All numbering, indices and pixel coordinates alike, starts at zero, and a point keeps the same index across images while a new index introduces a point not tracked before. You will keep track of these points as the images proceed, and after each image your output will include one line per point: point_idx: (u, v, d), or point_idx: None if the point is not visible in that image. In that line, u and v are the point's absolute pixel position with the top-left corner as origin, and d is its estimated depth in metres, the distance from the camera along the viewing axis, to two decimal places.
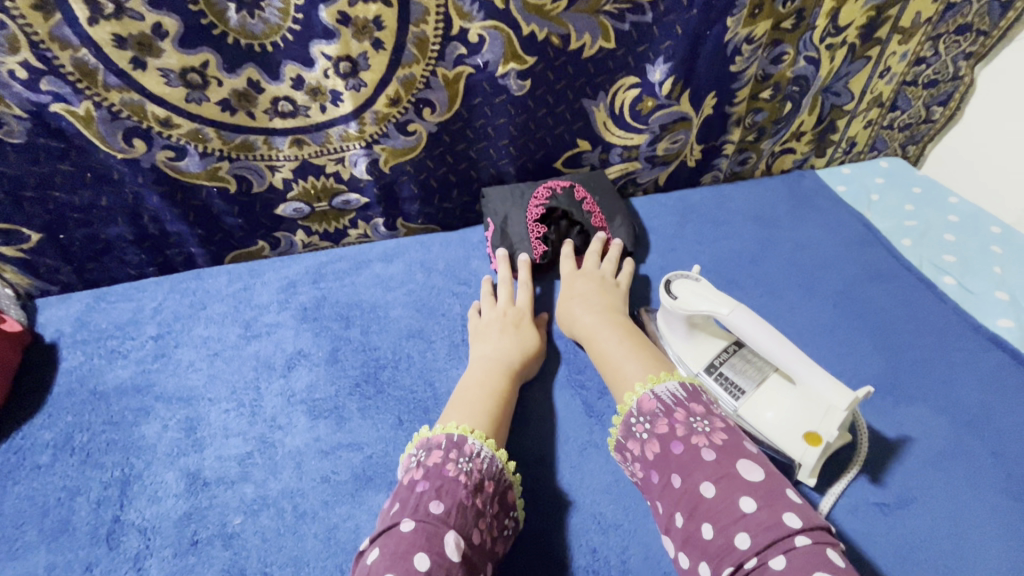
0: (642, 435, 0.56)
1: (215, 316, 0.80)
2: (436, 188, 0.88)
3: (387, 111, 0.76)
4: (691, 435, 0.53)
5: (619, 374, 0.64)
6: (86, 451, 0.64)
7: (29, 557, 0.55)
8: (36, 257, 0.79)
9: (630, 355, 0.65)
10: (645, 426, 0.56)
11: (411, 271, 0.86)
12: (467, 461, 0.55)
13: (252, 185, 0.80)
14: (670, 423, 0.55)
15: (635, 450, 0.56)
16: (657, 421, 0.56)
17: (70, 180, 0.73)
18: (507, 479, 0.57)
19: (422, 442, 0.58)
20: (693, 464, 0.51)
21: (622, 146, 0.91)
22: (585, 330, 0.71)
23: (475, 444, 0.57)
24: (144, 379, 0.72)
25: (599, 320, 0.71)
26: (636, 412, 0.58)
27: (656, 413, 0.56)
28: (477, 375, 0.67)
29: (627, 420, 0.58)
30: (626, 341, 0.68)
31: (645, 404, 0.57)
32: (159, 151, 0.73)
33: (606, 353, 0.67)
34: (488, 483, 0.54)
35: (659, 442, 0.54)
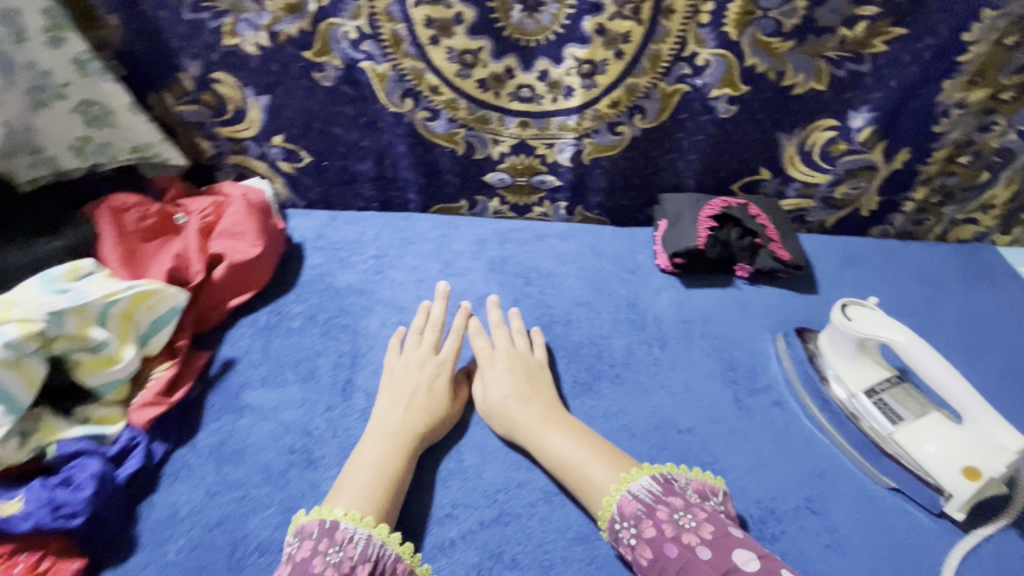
0: (629, 540, 0.56)
1: (421, 251, 0.97)
2: (620, 186, 0.99)
3: (605, 111, 0.88)
4: (680, 535, 0.53)
5: (587, 480, 0.61)
6: (326, 326, 0.81)
7: (286, 389, 0.72)
8: (301, 176, 1.01)
9: (578, 463, 0.62)
10: (631, 531, 0.56)
11: (583, 252, 0.97)
12: (337, 550, 0.53)
13: (475, 152, 0.96)
14: (655, 524, 0.55)
15: (627, 556, 0.56)
16: (641, 524, 0.55)
17: (348, 121, 0.93)
18: (392, 552, 0.55)
19: (305, 528, 0.56)
20: (692, 567, 0.51)
21: (802, 181, 0.96)
22: (527, 429, 0.66)
23: (347, 528, 0.55)
24: (367, 285, 0.89)
25: (536, 411, 0.67)
26: (618, 517, 0.57)
27: (632, 514, 0.56)
28: (390, 458, 0.62)
29: (613, 527, 0.58)
30: (568, 436, 0.64)
31: (626, 507, 0.57)
32: (419, 111, 0.90)
33: (563, 458, 0.63)
34: (360, 567, 0.52)
35: (648, 550, 0.54)
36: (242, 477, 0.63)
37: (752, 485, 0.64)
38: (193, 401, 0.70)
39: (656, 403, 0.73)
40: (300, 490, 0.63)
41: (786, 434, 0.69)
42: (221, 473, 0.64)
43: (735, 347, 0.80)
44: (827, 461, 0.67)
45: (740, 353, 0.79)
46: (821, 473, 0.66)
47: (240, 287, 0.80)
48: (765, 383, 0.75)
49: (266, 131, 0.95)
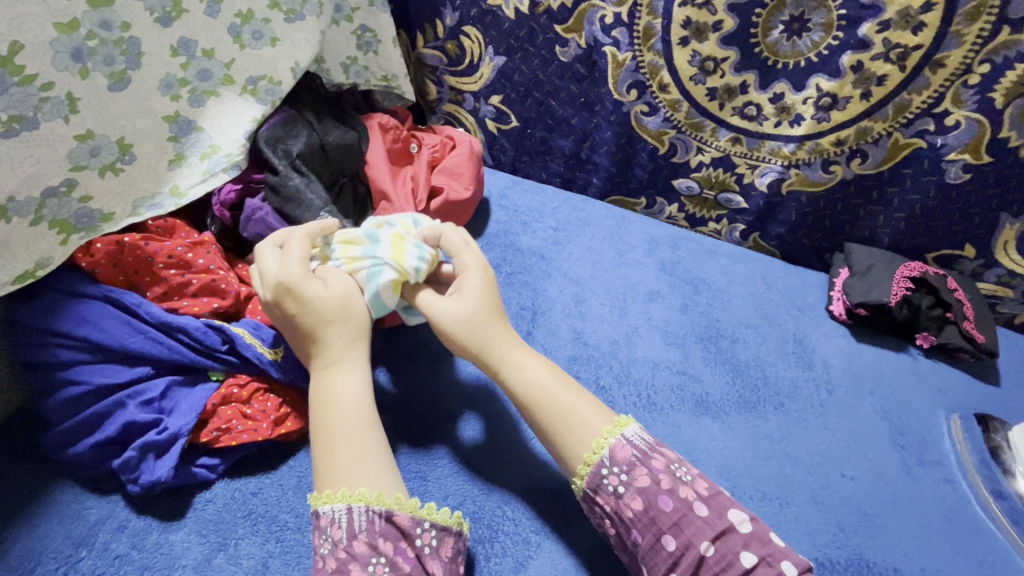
0: (617, 488, 0.55)
1: (597, 235, 1.00)
2: (808, 224, 0.98)
3: (826, 147, 0.88)
4: (677, 487, 0.54)
5: (575, 416, 0.59)
6: (510, 279, 0.87)
7: None
8: (502, 137, 1.07)
9: (543, 396, 0.61)
10: (619, 478, 0.55)
11: (753, 277, 0.97)
12: (325, 539, 0.51)
13: (675, 155, 0.98)
14: (649, 472, 0.55)
15: (609, 505, 0.55)
16: (635, 471, 0.55)
17: (567, 98, 0.98)
18: (380, 509, 0.53)
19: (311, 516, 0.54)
20: (686, 520, 0.52)
21: (1008, 269, 0.91)
22: (497, 357, 0.63)
23: (328, 508, 0.52)
24: (546, 252, 0.94)
25: (503, 337, 0.64)
26: (608, 461, 0.56)
27: (627, 460, 0.55)
28: (353, 416, 0.57)
29: (597, 471, 0.56)
30: (537, 367, 0.63)
31: (619, 451, 0.56)
32: (640, 104, 0.94)
33: (530, 388, 0.61)
34: (354, 543, 0.51)
35: (639, 498, 0.54)
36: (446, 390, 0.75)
37: (922, 552, 0.63)
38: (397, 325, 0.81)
39: (819, 443, 0.73)
40: None
41: (956, 514, 0.67)
42: None
43: (905, 414, 0.78)
44: (999, 554, 0.64)
45: (911, 421, 0.77)
46: (991, 563, 0.64)
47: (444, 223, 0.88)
48: (937, 458, 0.73)
49: (489, 89, 1.02)
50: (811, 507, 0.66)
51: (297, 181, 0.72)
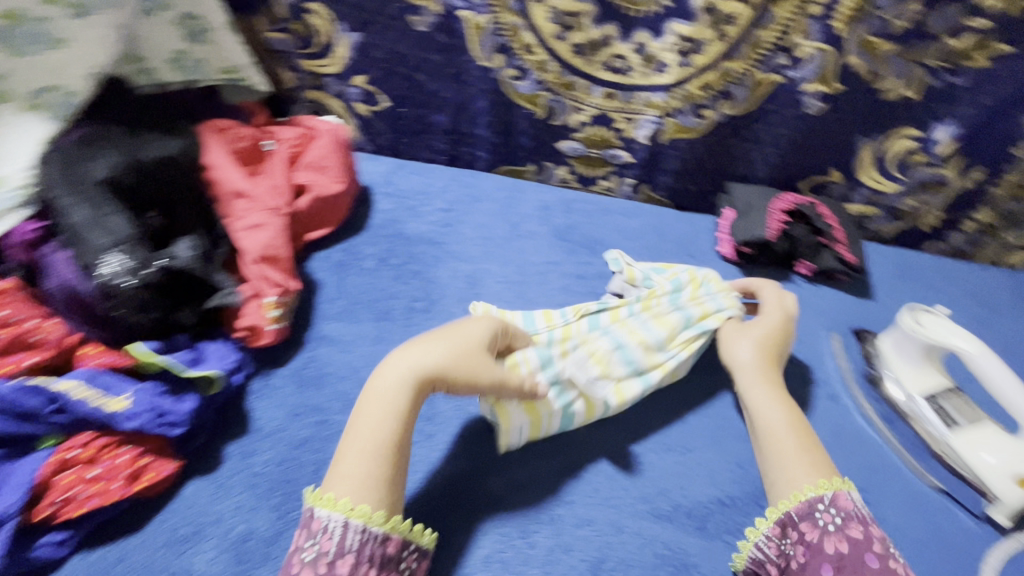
0: (827, 526, 0.54)
1: (489, 211, 0.97)
2: (692, 170, 0.99)
3: (694, 92, 0.88)
4: (889, 557, 0.52)
5: (781, 452, 0.61)
6: (398, 270, 0.82)
7: (360, 325, 0.74)
8: (374, 120, 1.00)
9: (777, 439, 0.62)
10: (834, 520, 0.55)
11: (646, 231, 0.98)
12: (313, 544, 0.50)
13: (554, 118, 0.96)
14: (866, 532, 0.54)
15: (807, 534, 0.55)
16: (851, 522, 0.54)
17: (435, 70, 0.92)
18: (376, 533, 0.50)
19: (305, 513, 0.52)
20: (859, 563, 0.51)
21: (871, 188, 0.97)
22: (744, 387, 0.67)
23: (321, 515, 0.50)
24: (436, 236, 0.90)
25: (774, 393, 0.66)
26: (825, 502, 0.56)
27: (848, 512, 0.55)
28: (396, 438, 0.54)
29: (810, 505, 0.56)
30: (782, 416, 0.63)
31: (842, 501, 0.56)
32: (509, 69, 0.90)
33: (771, 425, 0.63)
34: (341, 561, 0.49)
35: (847, 544, 0.53)
36: (324, 402, 0.64)
37: None
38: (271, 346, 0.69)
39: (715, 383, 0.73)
40: None
41: (840, 427, 0.72)
42: (302, 396, 0.64)
43: (793, 340, 0.82)
44: (878, 455, 0.69)
45: (798, 346, 0.81)
46: (872, 467, 0.68)
47: (318, 222, 0.82)
48: (821, 377, 0.77)
49: (350, 70, 0.94)
50: (712, 448, 0.67)
51: (79, 216, 0.58)
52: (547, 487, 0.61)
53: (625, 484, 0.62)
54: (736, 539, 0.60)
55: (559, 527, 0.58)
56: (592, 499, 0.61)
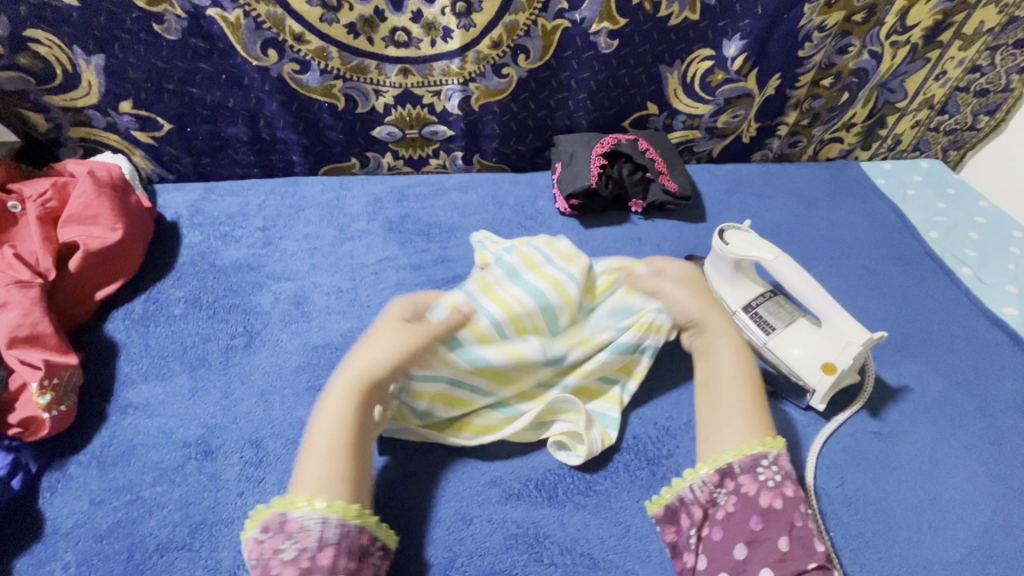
0: (767, 480, 0.56)
1: (312, 217, 0.90)
2: (515, 131, 0.96)
3: (488, 52, 0.85)
4: (808, 515, 0.54)
5: (735, 409, 0.61)
6: (212, 308, 0.76)
7: (172, 380, 0.67)
8: (162, 145, 0.90)
9: (715, 390, 0.63)
10: (773, 477, 0.56)
11: (484, 202, 0.95)
12: (291, 543, 0.49)
13: (357, 106, 0.89)
14: (798, 491, 0.55)
15: (748, 487, 0.55)
16: (787, 482, 0.55)
17: (206, 79, 0.83)
18: (354, 526, 0.51)
19: (273, 520, 0.50)
20: (787, 520, 0.53)
21: (687, 113, 0.99)
22: (710, 344, 0.66)
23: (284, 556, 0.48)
24: (255, 260, 0.83)
25: (727, 333, 0.66)
26: (770, 461, 0.57)
27: (786, 472, 0.56)
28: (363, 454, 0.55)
29: (755, 458, 0.57)
30: (733, 364, 0.64)
31: (783, 460, 0.57)
32: (287, 63, 0.82)
33: (729, 379, 0.63)
34: (322, 555, 0.48)
35: (781, 500, 0.54)
36: (132, 478, 0.59)
37: (652, 406, 0.68)
38: (63, 435, 0.62)
39: None
40: (201, 483, 0.59)
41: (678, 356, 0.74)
42: (106, 479, 0.59)
43: None
44: None
45: None
46: None
47: (105, 277, 0.73)
48: None
49: (110, 97, 0.83)
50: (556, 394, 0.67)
51: None
52: (388, 502, 0.59)
53: (470, 474, 0.61)
54: (586, 498, 0.60)
55: (403, 538, 0.56)
56: (433, 501, 0.59)
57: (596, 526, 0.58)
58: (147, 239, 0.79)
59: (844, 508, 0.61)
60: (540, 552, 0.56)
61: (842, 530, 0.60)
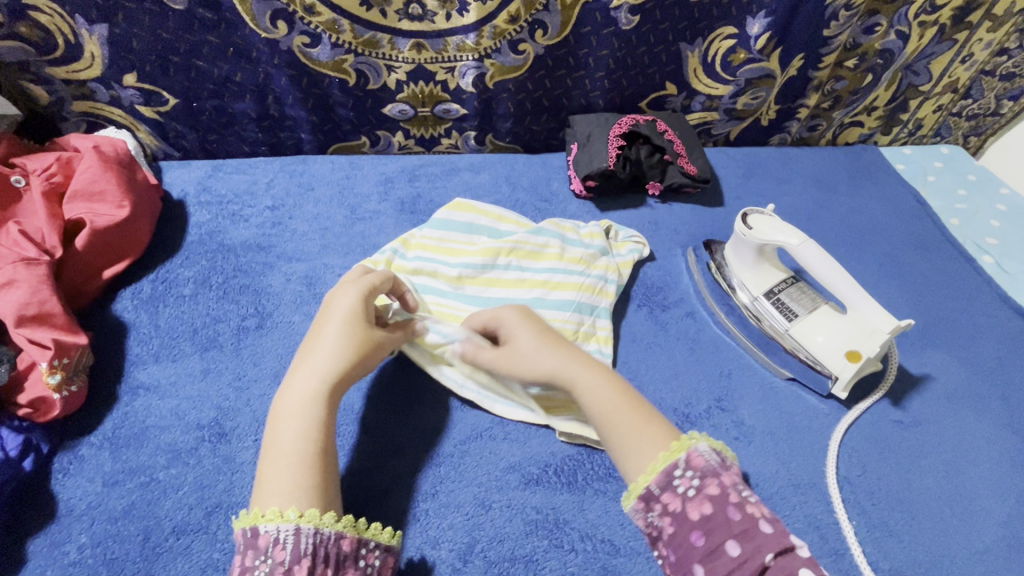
0: (687, 490, 0.47)
1: (323, 197, 0.88)
2: (530, 110, 0.94)
3: (504, 27, 0.82)
4: (747, 500, 0.45)
5: (631, 441, 0.52)
6: (223, 288, 0.74)
7: (184, 361, 0.66)
8: (167, 121, 0.87)
9: (615, 422, 0.53)
10: (692, 481, 0.47)
11: (497, 183, 0.93)
12: (263, 560, 0.44)
13: (369, 82, 0.86)
14: (723, 483, 0.46)
15: (672, 503, 0.47)
16: (707, 479, 0.47)
17: (213, 52, 0.80)
18: (330, 533, 0.47)
19: (243, 536, 0.47)
20: (722, 519, 0.44)
21: (706, 94, 0.96)
22: (569, 379, 0.56)
23: (269, 531, 0.45)
24: (265, 239, 0.81)
25: (590, 369, 0.56)
26: (682, 466, 0.48)
27: (705, 469, 0.47)
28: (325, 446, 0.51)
29: (670, 470, 0.48)
30: (609, 393, 0.55)
31: (695, 457, 0.48)
32: (297, 35, 0.79)
33: (599, 411, 0.54)
34: (298, 567, 0.44)
35: (710, 504, 0.45)
36: (145, 460, 0.58)
37: (670, 392, 0.67)
38: (73, 417, 0.60)
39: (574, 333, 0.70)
40: (215, 465, 0.58)
41: (698, 341, 0.73)
42: (119, 461, 0.58)
43: (649, 265, 0.82)
44: (733, 361, 0.71)
45: (655, 271, 0.81)
46: (728, 373, 0.70)
47: (113, 256, 0.71)
48: (677, 297, 0.78)
49: (113, 69, 0.80)
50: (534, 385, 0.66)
51: None
52: (406, 487, 0.58)
53: (489, 459, 0.60)
54: (607, 484, 0.59)
55: (421, 522, 0.56)
56: (452, 485, 0.58)
57: (617, 512, 0.58)
58: (154, 218, 0.77)
59: (866, 497, 0.61)
60: (561, 538, 0.56)
61: (864, 520, 0.59)
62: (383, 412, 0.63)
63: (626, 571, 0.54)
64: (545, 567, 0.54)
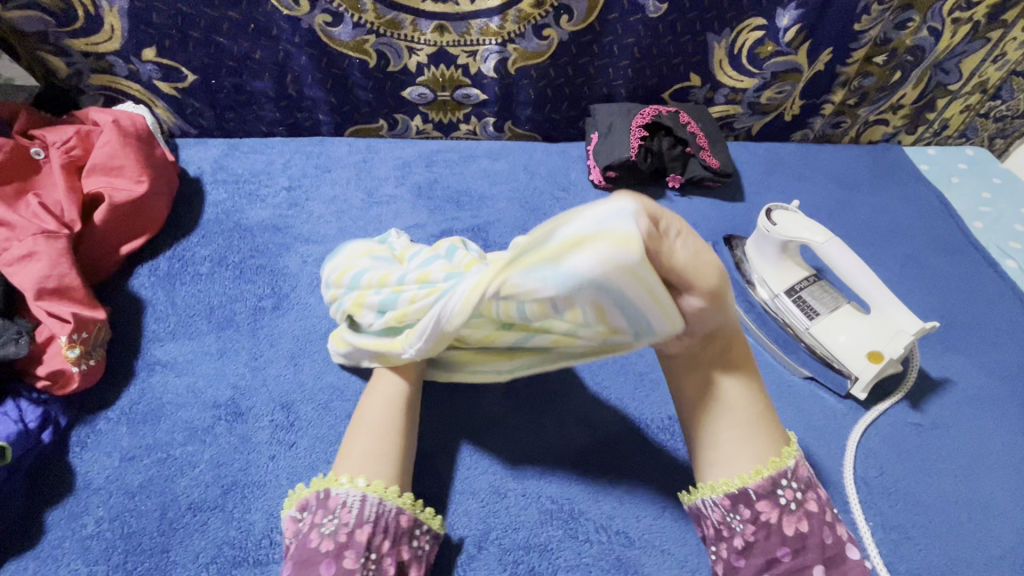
0: (789, 503, 0.49)
1: (340, 179, 0.87)
2: (550, 98, 0.92)
3: (530, 11, 0.80)
4: (835, 523, 0.50)
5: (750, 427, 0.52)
6: (239, 268, 0.74)
7: (200, 340, 0.66)
8: (185, 98, 0.86)
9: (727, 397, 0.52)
10: (795, 496, 0.50)
11: (515, 171, 0.92)
12: (331, 518, 0.48)
13: (389, 64, 0.85)
14: (820, 503, 0.50)
15: (766, 510, 0.49)
16: (809, 494, 0.50)
17: (234, 29, 0.79)
18: (392, 506, 0.49)
19: (315, 498, 0.50)
20: (812, 539, 0.48)
21: (730, 87, 0.94)
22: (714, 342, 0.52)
23: (342, 493, 0.49)
24: (281, 221, 0.80)
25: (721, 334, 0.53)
26: (789, 475, 0.50)
27: (806, 483, 0.51)
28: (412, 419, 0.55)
29: (774, 476, 0.50)
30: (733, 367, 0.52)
31: (800, 469, 0.51)
32: (319, 14, 0.78)
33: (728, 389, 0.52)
34: (360, 531, 0.47)
35: (806, 521, 0.49)
36: (162, 437, 0.58)
37: None
38: (89, 392, 0.60)
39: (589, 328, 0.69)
40: (231, 444, 0.58)
41: None
42: (135, 437, 0.58)
43: None
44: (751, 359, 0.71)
45: None
46: None
47: (130, 231, 0.70)
48: None
49: (133, 43, 0.79)
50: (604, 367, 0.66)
51: None
52: (419, 472, 0.58)
53: (504, 448, 0.60)
54: (621, 476, 0.59)
55: (436, 508, 0.56)
56: (467, 472, 0.58)
57: (632, 505, 0.57)
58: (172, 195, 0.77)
59: (883, 499, 0.60)
60: (576, 528, 0.56)
61: (880, 522, 0.59)
62: None
63: (640, 563, 0.54)
64: (560, 556, 0.54)
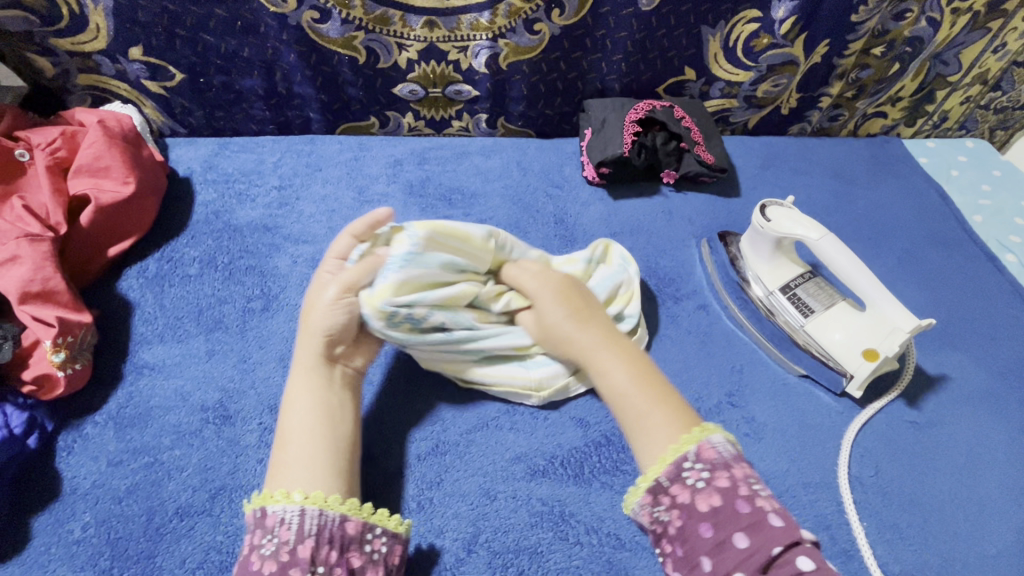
0: (696, 481, 0.49)
1: (331, 178, 0.86)
2: (543, 93, 0.91)
3: (520, 6, 0.79)
4: (755, 494, 0.47)
5: (642, 421, 0.54)
6: (229, 269, 0.73)
7: (189, 343, 0.65)
8: (173, 96, 0.86)
9: (622, 403, 0.56)
10: (701, 474, 0.49)
11: (508, 168, 0.91)
12: (270, 539, 0.47)
13: (379, 60, 0.84)
14: (732, 476, 0.48)
15: (681, 496, 0.49)
16: (717, 472, 0.49)
17: (221, 26, 0.78)
18: (335, 515, 0.49)
19: (253, 517, 0.49)
20: (730, 514, 0.46)
21: (725, 80, 0.93)
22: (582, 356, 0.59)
23: (277, 511, 0.48)
24: (272, 221, 0.79)
25: (601, 348, 0.59)
26: (692, 456, 0.50)
27: (714, 462, 0.49)
28: (345, 401, 0.56)
29: (679, 461, 0.50)
30: (624, 371, 0.57)
31: (706, 450, 0.50)
32: (306, 10, 0.77)
33: (615, 391, 0.56)
34: (301, 547, 0.47)
35: (718, 497, 0.47)
36: (149, 441, 0.58)
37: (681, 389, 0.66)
38: (76, 395, 0.60)
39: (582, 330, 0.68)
40: (219, 447, 0.58)
41: (710, 335, 0.72)
42: (123, 441, 0.58)
43: (662, 257, 0.80)
44: (746, 357, 0.70)
45: (667, 262, 0.79)
46: (740, 369, 0.68)
47: (117, 233, 0.70)
48: (691, 289, 0.76)
49: (119, 42, 0.78)
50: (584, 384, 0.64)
51: None
52: (407, 474, 0.58)
53: (496, 450, 0.60)
54: (614, 478, 0.59)
55: (423, 511, 0.56)
56: (460, 475, 0.58)
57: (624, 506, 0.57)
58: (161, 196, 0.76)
59: (878, 498, 0.60)
60: (565, 531, 0.55)
61: (875, 522, 0.58)
62: (389, 402, 0.62)
63: (630, 566, 0.54)
64: (549, 559, 0.53)
